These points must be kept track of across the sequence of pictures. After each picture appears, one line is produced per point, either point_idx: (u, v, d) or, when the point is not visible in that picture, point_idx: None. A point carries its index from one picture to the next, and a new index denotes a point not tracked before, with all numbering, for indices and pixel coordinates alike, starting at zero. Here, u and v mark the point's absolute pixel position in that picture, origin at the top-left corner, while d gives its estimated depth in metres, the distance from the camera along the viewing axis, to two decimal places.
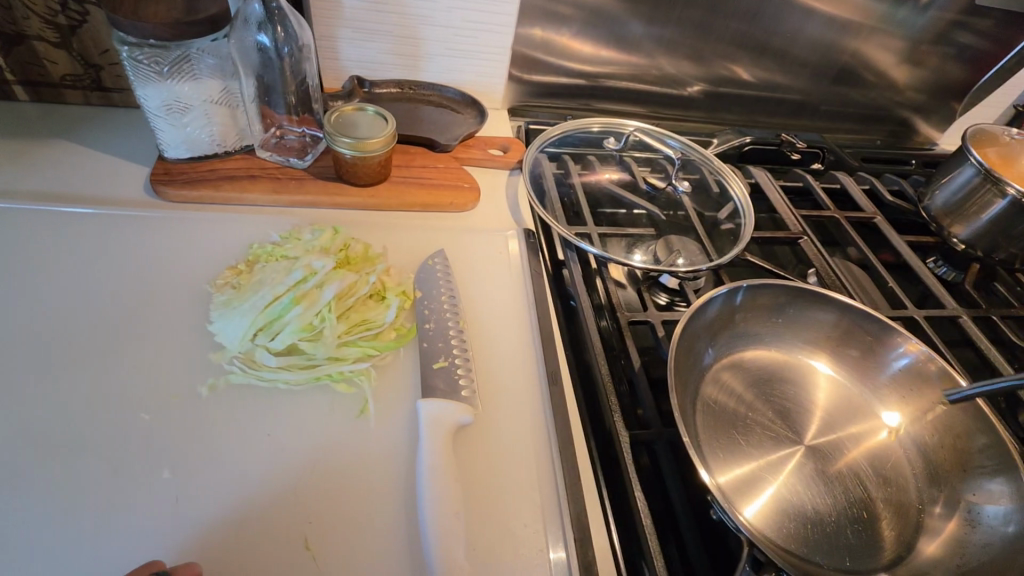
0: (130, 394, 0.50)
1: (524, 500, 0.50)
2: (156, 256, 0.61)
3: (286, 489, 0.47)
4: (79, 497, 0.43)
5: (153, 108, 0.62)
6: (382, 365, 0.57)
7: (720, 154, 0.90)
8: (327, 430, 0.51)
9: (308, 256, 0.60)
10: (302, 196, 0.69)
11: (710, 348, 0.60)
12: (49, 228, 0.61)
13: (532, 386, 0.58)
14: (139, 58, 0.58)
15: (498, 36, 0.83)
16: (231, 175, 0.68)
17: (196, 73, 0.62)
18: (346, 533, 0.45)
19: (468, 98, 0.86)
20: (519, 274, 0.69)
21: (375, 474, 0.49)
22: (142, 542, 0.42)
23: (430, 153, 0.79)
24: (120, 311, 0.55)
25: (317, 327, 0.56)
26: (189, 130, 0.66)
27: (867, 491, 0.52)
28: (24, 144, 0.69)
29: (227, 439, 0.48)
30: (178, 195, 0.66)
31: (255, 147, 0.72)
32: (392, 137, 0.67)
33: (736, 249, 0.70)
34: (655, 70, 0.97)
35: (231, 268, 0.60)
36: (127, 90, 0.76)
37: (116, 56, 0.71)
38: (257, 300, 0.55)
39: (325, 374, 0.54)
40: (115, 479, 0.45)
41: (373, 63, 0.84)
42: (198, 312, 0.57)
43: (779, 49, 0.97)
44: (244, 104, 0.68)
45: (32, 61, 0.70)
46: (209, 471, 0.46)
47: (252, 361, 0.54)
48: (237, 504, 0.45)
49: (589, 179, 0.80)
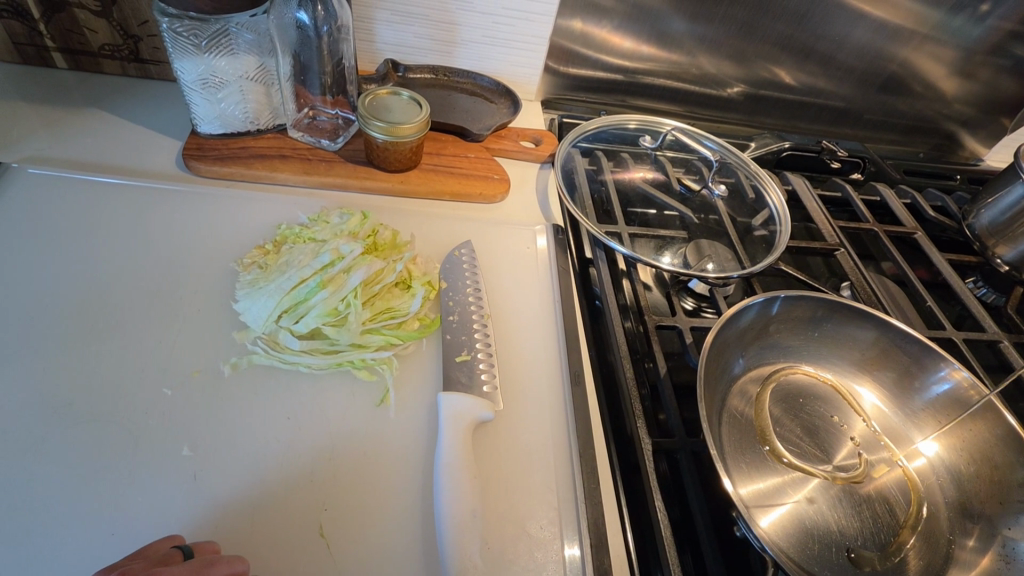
0: (152, 367, 0.50)
1: (540, 503, 0.48)
2: (186, 230, 0.61)
3: (302, 475, 0.46)
4: (99, 466, 0.44)
5: (189, 81, 0.62)
6: (403, 355, 0.56)
7: (757, 158, 0.88)
8: (346, 417, 0.50)
9: (336, 240, 0.59)
10: (331, 178, 0.68)
11: (739, 358, 0.58)
12: (81, 196, 0.61)
13: (553, 385, 0.57)
14: (178, 30, 0.58)
15: (537, 26, 0.81)
16: (263, 154, 0.68)
17: (233, 49, 0.61)
18: (360, 524, 0.44)
19: (502, 88, 0.85)
20: (546, 271, 0.68)
21: (392, 465, 0.48)
22: (159, 516, 0.42)
23: (461, 142, 0.78)
24: (146, 283, 0.56)
25: (341, 313, 0.56)
26: (223, 105, 0.66)
27: (896, 518, 0.50)
28: (62, 112, 0.70)
29: (247, 420, 0.48)
30: (209, 170, 0.66)
31: (287, 127, 0.72)
32: (426, 122, 0.66)
33: (770, 258, 0.67)
34: (694, 69, 0.94)
35: (258, 248, 0.60)
36: (163, 63, 0.76)
37: (155, 28, 0.71)
38: (284, 281, 0.55)
39: (347, 361, 0.53)
40: (137, 450, 0.45)
41: (408, 48, 0.83)
42: (224, 290, 0.57)
43: (825, 54, 0.94)
44: (279, 82, 0.68)
45: (72, 29, 0.70)
46: (228, 450, 0.46)
47: (275, 342, 0.53)
48: (253, 487, 0.45)
49: (621, 177, 0.78)
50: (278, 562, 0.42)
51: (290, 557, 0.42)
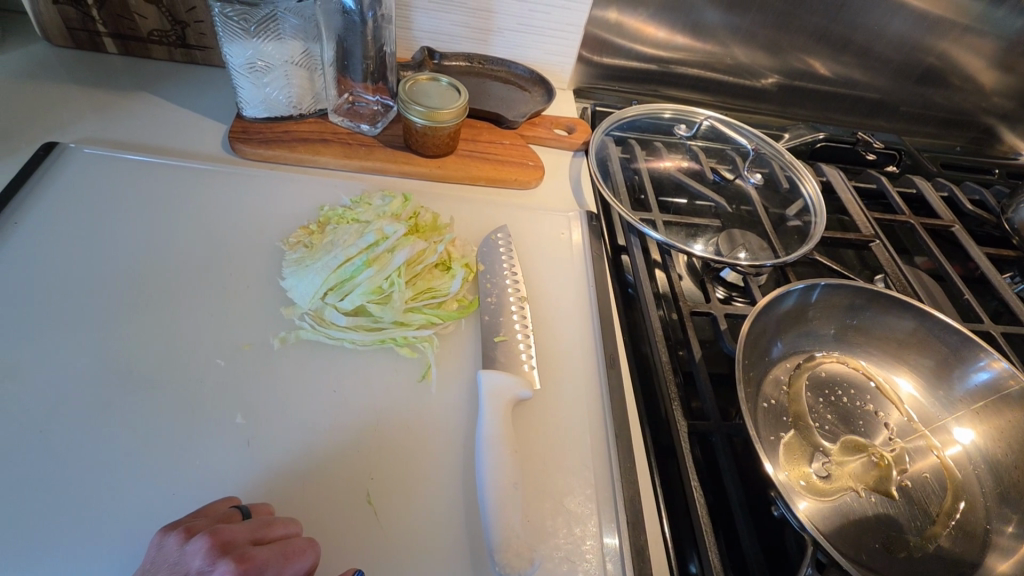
0: (206, 340, 0.52)
1: (577, 479, 0.50)
2: (234, 210, 0.63)
3: (349, 446, 0.48)
4: (159, 431, 0.46)
5: (237, 65, 0.64)
6: (444, 334, 0.58)
7: (791, 149, 0.88)
8: (390, 392, 0.52)
9: (379, 221, 0.59)
10: (371, 162, 0.70)
11: (776, 344, 0.58)
12: (134, 176, 0.63)
13: (590, 369, 0.58)
14: (230, 15, 0.60)
15: (573, 14, 0.82)
16: (305, 138, 0.70)
17: (280, 34, 0.63)
18: (405, 492, 0.46)
19: (536, 76, 0.85)
20: (580, 257, 0.68)
21: (435, 439, 0.49)
22: (216, 479, 0.44)
23: (496, 130, 0.79)
24: (197, 259, 0.58)
25: (385, 291, 0.57)
26: (269, 90, 0.68)
27: (931, 506, 0.51)
28: (112, 96, 0.72)
29: (296, 391, 0.50)
30: (254, 153, 0.68)
31: (328, 112, 0.74)
32: (463, 109, 0.67)
33: (805, 248, 0.67)
34: (728, 59, 0.93)
35: (303, 228, 0.61)
36: (208, 48, 0.78)
37: (202, 14, 0.73)
38: (329, 261, 0.56)
39: (391, 338, 0.55)
40: (194, 417, 0.47)
41: (445, 35, 0.84)
42: (271, 267, 0.59)
43: (862, 45, 0.93)
44: (323, 67, 0.69)
45: (125, 15, 0.73)
46: (278, 419, 0.48)
47: (321, 319, 0.55)
48: (303, 455, 0.47)
49: (655, 166, 0.79)
50: (329, 526, 0.43)
51: (339, 522, 0.44)
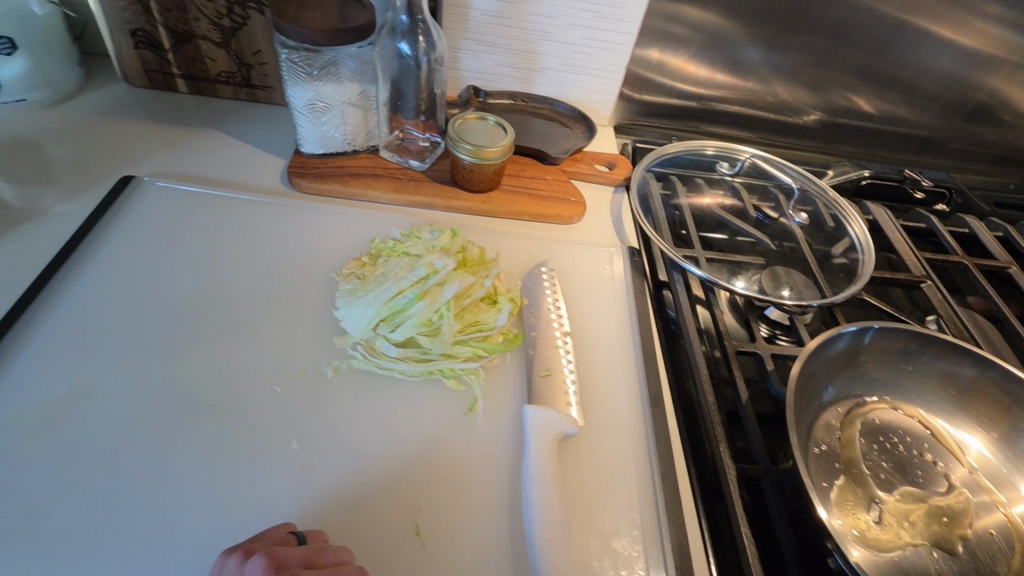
0: (265, 367, 0.54)
1: (624, 520, 0.49)
2: (291, 241, 0.66)
3: (397, 475, 0.49)
4: (220, 454, 0.48)
5: (298, 105, 0.69)
6: (490, 367, 0.58)
7: (836, 186, 0.87)
8: (437, 423, 0.52)
9: (429, 255, 0.61)
10: (420, 197, 0.73)
11: (828, 387, 0.57)
12: (201, 208, 0.67)
13: (634, 406, 0.58)
14: (295, 60, 0.65)
15: (614, 55, 0.84)
16: (357, 173, 0.73)
17: (339, 77, 0.67)
18: (452, 525, 0.46)
19: (579, 113, 0.88)
20: (623, 293, 0.69)
21: (480, 472, 0.50)
22: (272, 505, 0.46)
23: (539, 165, 0.81)
24: (256, 287, 0.60)
25: (435, 324, 0.57)
26: (326, 128, 0.72)
27: (1000, 566, 0.48)
28: (183, 133, 0.78)
29: (346, 419, 0.51)
30: (311, 187, 0.72)
31: (379, 148, 0.77)
32: (510, 147, 0.70)
33: (853, 288, 0.66)
34: (770, 96, 0.94)
35: (355, 260, 0.63)
36: (270, 88, 0.83)
37: (266, 56, 0.79)
38: (381, 293, 0.57)
39: (438, 369, 0.55)
40: (252, 441, 0.49)
41: (491, 75, 0.87)
42: (325, 297, 0.61)
43: (906, 82, 0.92)
44: (377, 107, 0.73)
45: (197, 58, 0.79)
46: (330, 446, 0.49)
47: (373, 349, 0.56)
48: (353, 483, 0.48)
49: (696, 202, 0.80)
50: (378, 556, 0.44)
51: (387, 553, 0.44)
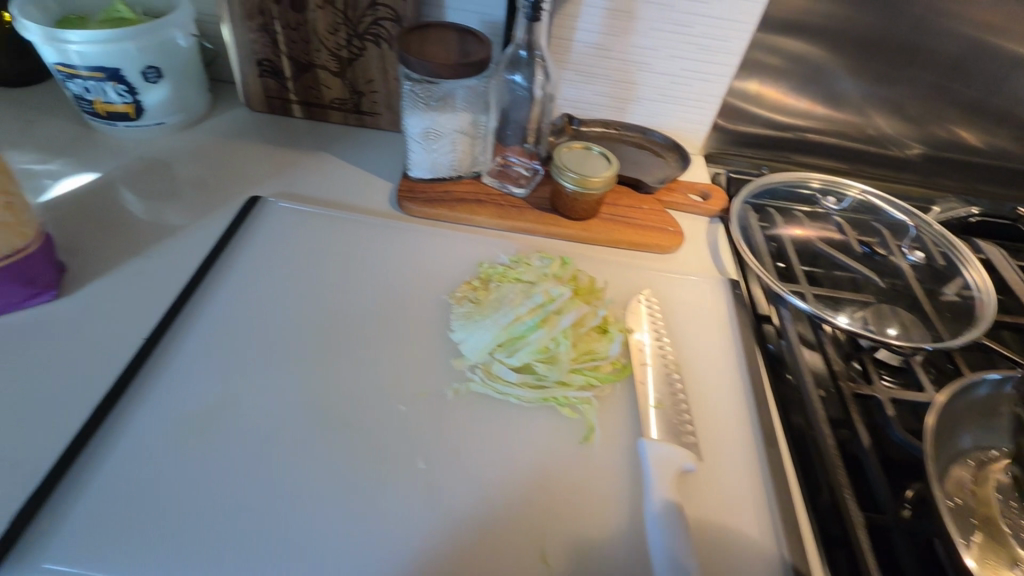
0: (389, 386, 0.56)
1: (746, 563, 0.48)
2: (404, 263, 0.69)
3: (520, 500, 0.50)
4: (353, 469, 0.50)
5: (414, 133, 0.72)
6: (602, 397, 0.58)
7: (943, 223, 0.84)
8: (554, 450, 0.53)
9: (544, 283, 0.63)
10: (522, 223, 0.75)
11: (964, 434, 0.55)
12: (321, 228, 0.71)
13: (749, 445, 0.56)
14: (416, 91, 0.69)
15: (712, 86, 0.85)
16: (462, 198, 0.76)
17: (454, 107, 0.70)
18: (577, 555, 0.47)
19: (672, 143, 0.88)
20: (728, 326, 0.68)
21: (600, 503, 0.50)
22: (404, 521, 0.47)
23: (634, 194, 0.82)
24: (375, 308, 0.64)
25: (552, 350, 0.58)
26: (436, 155, 0.75)
27: None
28: (300, 156, 0.83)
29: (467, 440, 0.53)
30: (420, 211, 0.75)
31: (482, 174, 0.79)
32: (613, 178, 0.71)
33: (972, 333, 0.64)
34: (869, 129, 0.92)
35: (467, 283, 0.66)
36: (377, 114, 0.87)
37: (378, 84, 0.83)
38: (500, 318, 0.59)
39: (553, 397, 0.56)
40: (381, 458, 0.51)
41: (587, 104, 0.89)
42: (440, 319, 0.63)
43: (1018, 118, 0.89)
44: (485, 135, 0.76)
45: (314, 86, 0.84)
46: (455, 467, 0.51)
47: (490, 373, 0.58)
48: (479, 506, 0.49)
49: (796, 234, 0.78)
50: None
51: None
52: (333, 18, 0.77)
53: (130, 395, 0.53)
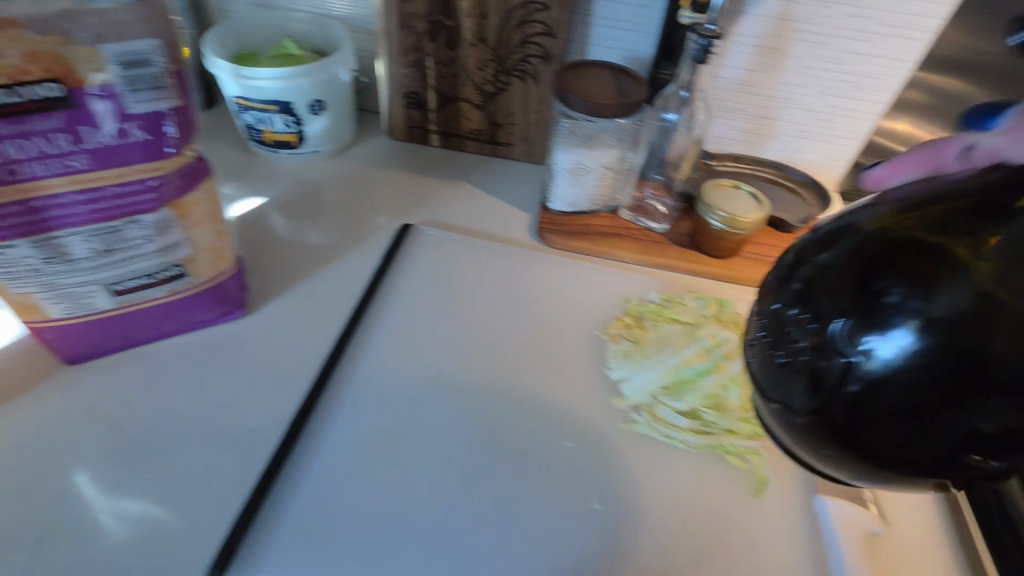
0: (555, 422, 0.58)
1: None
2: (553, 296, 0.70)
3: (697, 550, 0.50)
4: (530, 503, 0.52)
5: (562, 168, 0.74)
6: (770, 449, 0.57)
7: None
8: (725, 502, 0.53)
9: (706, 324, 0.63)
10: (664, 259, 0.75)
11: None
12: (470, 257, 0.74)
13: (923, 509, 0.55)
14: (572, 129, 0.71)
15: (858, 123, 0.82)
16: (603, 232, 0.77)
17: (605, 144, 0.72)
18: None
19: (810, 179, 0.84)
20: None
21: (777, 560, 0.50)
22: (585, 561, 0.49)
23: (775, 232, 0.80)
24: (530, 339, 0.65)
25: (719, 397, 0.58)
26: (581, 188, 0.76)
27: None
28: (440, 185, 0.86)
29: (637, 483, 0.54)
30: (560, 243, 0.76)
31: (619, 208, 0.80)
32: (762, 218, 0.69)
33: None
34: None
35: (619, 319, 0.66)
36: (512, 145, 0.89)
37: (517, 117, 0.86)
38: (666, 360, 0.60)
39: (722, 445, 0.56)
40: (557, 494, 0.52)
41: (721, 138, 0.88)
42: (595, 355, 0.64)
43: None
44: (630, 170, 0.77)
45: (455, 117, 0.88)
46: (628, 509, 0.52)
47: (655, 415, 0.58)
48: (657, 552, 0.50)
49: None
50: None
51: None
52: (484, 55, 0.80)
53: (318, 413, 0.57)
